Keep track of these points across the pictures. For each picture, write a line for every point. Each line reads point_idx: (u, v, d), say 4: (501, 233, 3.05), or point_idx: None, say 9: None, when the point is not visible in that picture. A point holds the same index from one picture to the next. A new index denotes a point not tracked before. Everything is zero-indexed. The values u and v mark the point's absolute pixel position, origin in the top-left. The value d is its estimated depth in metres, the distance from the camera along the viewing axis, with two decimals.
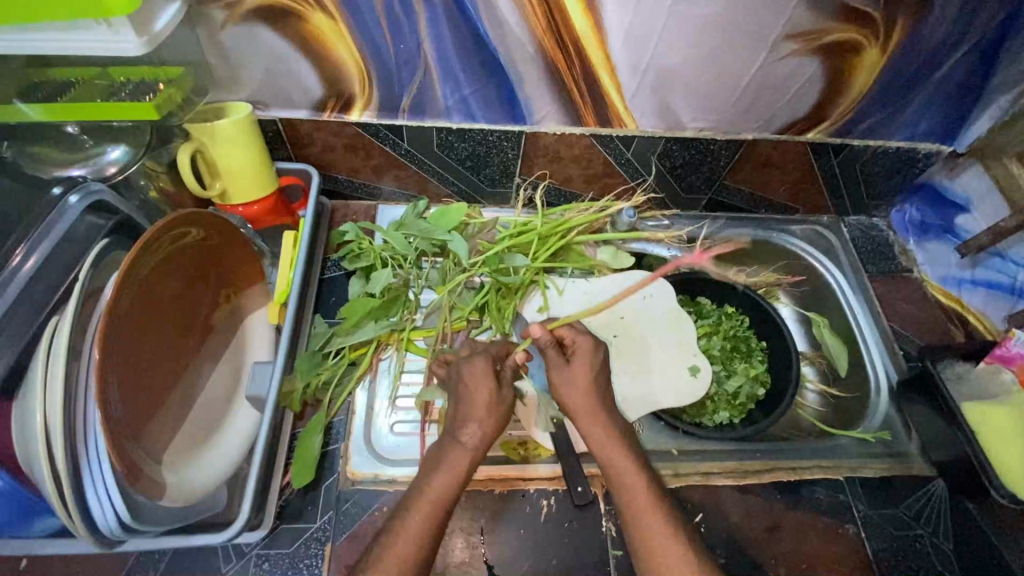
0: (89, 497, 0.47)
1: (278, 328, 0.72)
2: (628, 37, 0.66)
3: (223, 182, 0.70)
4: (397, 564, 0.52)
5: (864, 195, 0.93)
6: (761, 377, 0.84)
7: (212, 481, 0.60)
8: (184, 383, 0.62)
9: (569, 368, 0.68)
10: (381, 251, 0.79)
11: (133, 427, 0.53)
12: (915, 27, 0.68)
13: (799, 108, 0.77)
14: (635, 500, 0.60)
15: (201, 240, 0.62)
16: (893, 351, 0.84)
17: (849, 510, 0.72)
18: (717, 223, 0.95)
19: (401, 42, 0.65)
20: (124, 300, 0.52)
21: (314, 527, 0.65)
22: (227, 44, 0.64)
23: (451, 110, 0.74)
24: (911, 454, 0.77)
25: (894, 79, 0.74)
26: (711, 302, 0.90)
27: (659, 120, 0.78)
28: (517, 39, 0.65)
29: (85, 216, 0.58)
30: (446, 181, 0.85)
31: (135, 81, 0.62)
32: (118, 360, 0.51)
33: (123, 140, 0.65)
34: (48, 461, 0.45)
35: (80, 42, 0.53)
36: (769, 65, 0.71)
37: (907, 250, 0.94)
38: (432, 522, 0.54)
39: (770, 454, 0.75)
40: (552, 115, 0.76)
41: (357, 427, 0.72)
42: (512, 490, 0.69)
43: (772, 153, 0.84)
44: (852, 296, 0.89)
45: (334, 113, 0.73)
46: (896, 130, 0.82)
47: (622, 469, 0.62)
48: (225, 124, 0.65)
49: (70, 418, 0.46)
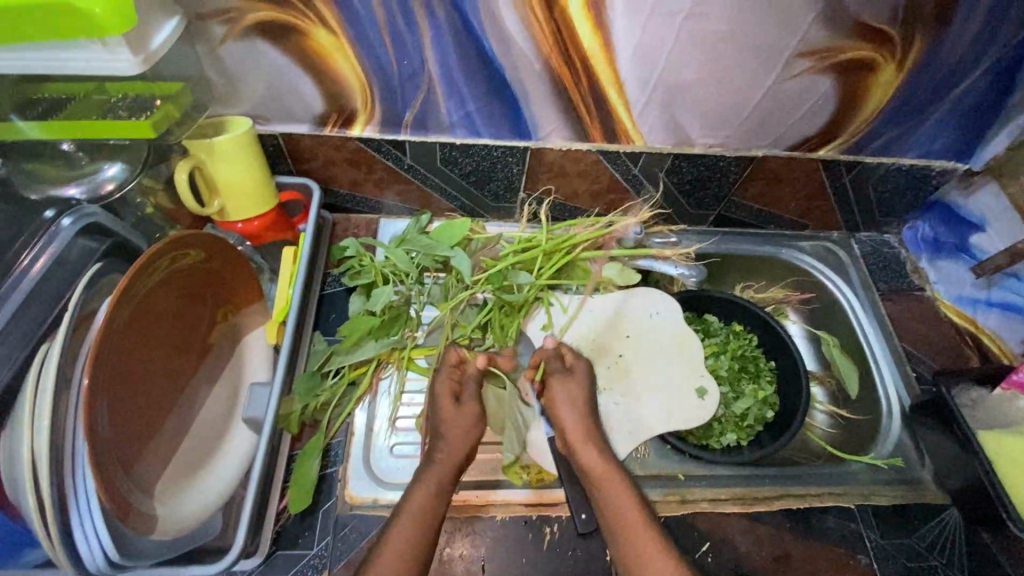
0: (75, 535, 0.45)
1: (275, 348, 0.70)
2: (638, 54, 0.65)
3: (222, 199, 0.68)
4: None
5: (875, 212, 0.91)
6: (770, 399, 0.83)
7: (205, 510, 0.58)
8: (179, 406, 0.60)
9: (556, 388, 0.72)
10: (382, 267, 0.78)
11: (124, 456, 0.51)
12: (932, 44, 0.66)
13: (811, 125, 0.76)
14: (631, 525, 0.62)
15: (200, 260, 0.60)
16: (906, 373, 0.82)
17: (862, 539, 0.70)
18: (725, 238, 0.92)
19: (404, 58, 0.64)
20: (118, 323, 0.50)
21: (311, 554, 0.63)
22: (228, 59, 0.63)
23: (455, 126, 0.72)
24: (924, 480, 0.75)
25: (910, 96, 0.72)
26: (718, 319, 0.88)
27: (667, 136, 0.76)
28: (523, 55, 0.64)
29: (77, 239, 0.57)
30: (449, 195, 0.84)
31: (132, 96, 0.60)
32: (109, 386, 0.49)
33: (120, 158, 0.63)
34: (34, 493, 0.43)
35: (75, 58, 0.51)
36: (781, 82, 0.69)
37: (919, 269, 0.91)
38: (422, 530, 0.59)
39: (779, 480, 0.74)
40: (558, 130, 0.74)
41: (356, 449, 0.70)
42: (514, 516, 0.68)
43: (783, 169, 0.82)
44: (864, 315, 0.87)
45: (336, 128, 0.72)
46: (911, 147, 0.80)
47: (604, 483, 0.65)
48: (225, 140, 0.64)
49: (57, 450, 0.44)
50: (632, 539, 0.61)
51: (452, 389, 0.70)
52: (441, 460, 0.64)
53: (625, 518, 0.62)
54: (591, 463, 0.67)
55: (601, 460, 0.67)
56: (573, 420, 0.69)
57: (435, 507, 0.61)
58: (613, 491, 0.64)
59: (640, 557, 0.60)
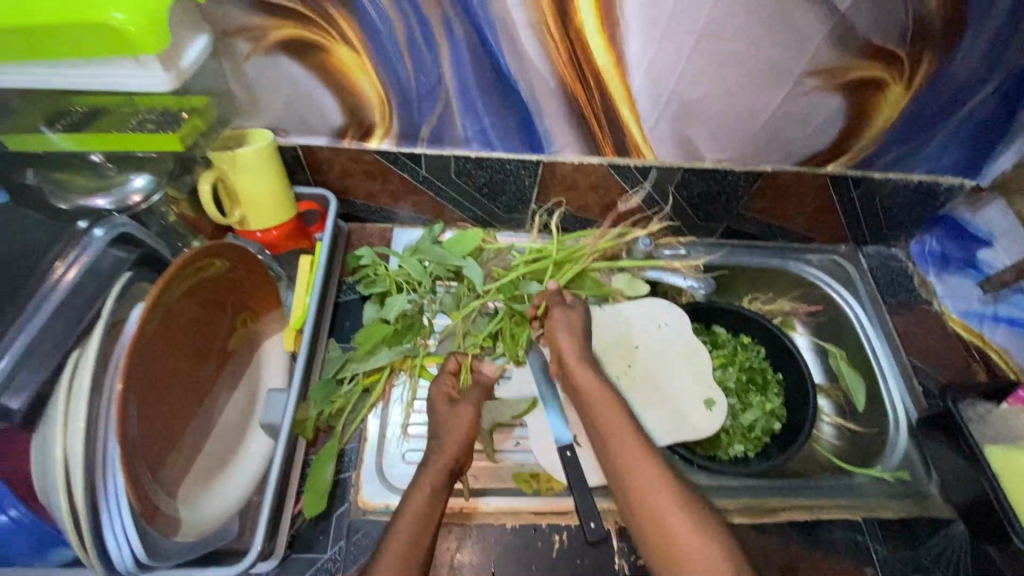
0: (105, 536, 0.47)
1: (292, 355, 0.71)
2: (650, 72, 0.67)
3: (242, 210, 0.70)
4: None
5: (883, 226, 0.92)
6: (777, 411, 0.83)
7: (225, 513, 0.59)
8: (202, 411, 0.62)
9: (555, 323, 0.73)
10: (396, 276, 0.80)
11: (150, 460, 0.53)
12: (940, 65, 0.67)
13: (820, 142, 0.77)
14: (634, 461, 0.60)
15: (224, 270, 0.62)
16: (912, 386, 0.83)
17: (868, 552, 0.70)
18: (734, 250, 0.94)
19: (423, 75, 0.65)
20: (148, 330, 0.52)
21: (324, 558, 0.64)
22: (252, 74, 0.65)
23: (470, 139, 0.74)
24: (931, 494, 0.75)
25: (918, 115, 0.73)
26: (726, 331, 0.89)
27: (677, 151, 0.78)
28: (538, 73, 0.65)
29: (109, 248, 0.59)
30: (462, 206, 0.85)
31: (158, 110, 0.61)
32: (138, 391, 0.51)
33: (146, 169, 0.66)
34: (68, 495, 0.45)
35: (108, 75, 0.53)
36: (791, 99, 0.71)
37: (927, 283, 0.93)
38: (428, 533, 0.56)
39: (785, 492, 0.74)
40: (570, 145, 0.75)
41: (369, 454, 0.72)
42: (524, 524, 0.69)
43: (792, 184, 0.83)
44: (871, 328, 0.88)
45: (354, 141, 0.74)
46: (918, 163, 0.81)
47: (602, 407, 0.65)
48: (246, 152, 0.66)
49: (91, 453, 0.46)
50: (629, 462, 0.60)
51: (447, 394, 0.69)
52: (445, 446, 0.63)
53: (621, 439, 0.62)
54: (589, 390, 0.67)
55: (599, 386, 0.67)
56: (570, 352, 0.70)
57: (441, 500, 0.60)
58: (611, 415, 0.64)
59: (635, 477, 0.59)
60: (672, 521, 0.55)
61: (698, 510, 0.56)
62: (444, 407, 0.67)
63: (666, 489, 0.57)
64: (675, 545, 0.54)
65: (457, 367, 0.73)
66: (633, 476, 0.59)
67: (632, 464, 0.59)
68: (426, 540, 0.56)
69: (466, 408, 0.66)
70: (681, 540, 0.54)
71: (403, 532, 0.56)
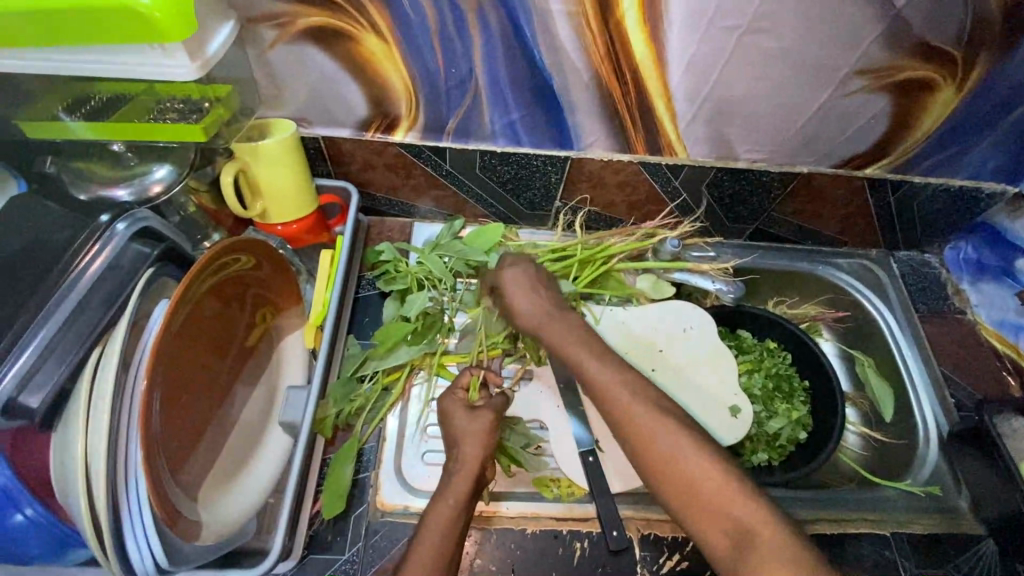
0: (126, 540, 0.45)
1: (312, 352, 0.70)
2: (689, 69, 0.64)
3: (264, 202, 0.69)
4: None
5: (919, 231, 0.88)
6: (804, 420, 0.81)
7: (244, 514, 0.58)
8: (222, 409, 0.61)
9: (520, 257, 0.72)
10: (416, 273, 0.77)
11: (171, 459, 0.52)
12: (995, 67, 0.64)
13: (860, 144, 0.74)
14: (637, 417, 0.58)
15: (246, 265, 0.61)
16: (943, 399, 0.80)
17: (896, 568, 0.68)
18: (761, 253, 0.91)
19: (453, 66, 0.63)
20: (173, 327, 0.51)
21: (342, 559, 0.63)
22: (277, 63, 0.63)
23: (497, 134, 0.72)
24: (961, 509, 0.73)
25: (966, 118, 0.70)
26: (752, 335, 0.87)
27: (711, 150, 0.75)
28: (573, 66, 0.63)
29: (131, 243, 0.57)
30: (485, 203, 0.83)
31: (183, 99, 0.59)
32: (161, 389, 0.50)
33: (168, 159, 0.63)
34: (88, 497, 0.44)
35: (131, 63, 0.52)
36: (834, 100, 0.68)
37: (960, 291, 0.89)
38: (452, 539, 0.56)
39: (810, 503, 0.72)
40: (601, 141, 0.73)
41: (388, 454, 0.70)
42: (545, 529, 0.67)
43: (828, 186, 0.80)
44: (901, 336, 0.85)
45: (378, 133, 0.72)
46: (961, 168, 0.78)
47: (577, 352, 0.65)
48: (270, 143, 0.64)
49: (113, 455, 0.45)
50: (615, 397, 0.60)
51: (464, 403, 0.66)
52: (468, 452, 0.61)
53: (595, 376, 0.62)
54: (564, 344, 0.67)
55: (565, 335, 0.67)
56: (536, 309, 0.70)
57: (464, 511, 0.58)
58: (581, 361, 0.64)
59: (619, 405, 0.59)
60: (658, 438, 0.56)
61: (688, 430, 0.56)
62: (464, 416, 0.64)
63: (653, 406, 0.58)
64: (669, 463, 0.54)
65: (471, 382, 0.69)
66: (617, 404, 0.59)
67: (621, 400, 0.59)
68: (445, 551, 0.55)
69: (488, 415, 0.64)
70: (671, 460, 0.54)
71: (431, 536, 0.55)
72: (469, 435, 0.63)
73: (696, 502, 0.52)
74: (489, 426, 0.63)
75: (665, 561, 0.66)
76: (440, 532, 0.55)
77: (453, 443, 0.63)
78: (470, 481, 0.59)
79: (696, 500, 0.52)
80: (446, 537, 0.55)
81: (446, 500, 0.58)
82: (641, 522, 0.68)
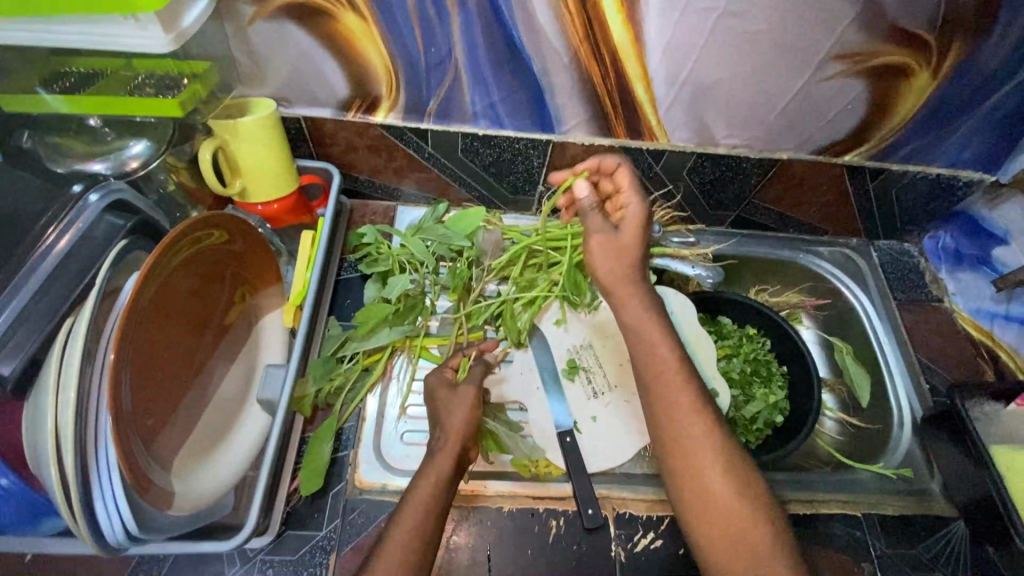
0: (97, 508, 0.46)
1: (292, 331, 0.70)
2: (668, 52, 0.64)
3: (244, 180, 0.69)
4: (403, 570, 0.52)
5: (897, 220, 0.89)
6: (781, 404, 0.82)
7: (221, 487, 0.59)
8: (197, 384, 0.61)
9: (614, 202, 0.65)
10: (398, 256, 0.78)
11: (143, 432, 0.52)
12: (968, 53, 0.65)
13: (838, 130, 0.75)
14: None
15: (221, 241, 0.61)
16: (919, 385, 0.81)
17: (867, 547, 0.69)
18: (741, 240, 0.92)
19: (432, 46, 0.63)
20: (143, 300, 0.51)
21: (320, 535, 0.64)
22: (255, 40, 0.63)
23: (478, 116, 0.72)
24: (933, 492, 0.74)
25: (940, 106, 0.71)
26: (732, 322, 0.87)
27: (692, 135, 0.75)
28: (552, 47, 0.63)
29: (105, 214, 0.58)
30: (468, 186, 0.83)
31: (158, 75, 0.60)
32: (132, 361, 0.50)
33: (145, 135, 0.64)
34: (58, 465, 0.44)
35: (105, 34, 0.52)
36: (811, 85, 0.69)
37: (938, 279, 0.90)
38: (433, 515, 0.56)
39: (786, 485, 0.73)
40: (582, 124, 0.73)
41: (367, 434, 0.71)
42: (522, 507, 0.68)
43: (807, 173, 0.81)
44: (879, 323, 0.86)
45: (359, 113, 0.72)
46: (939, 155, 0.79)
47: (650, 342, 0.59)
48: (248, 121, 0.63)
49: (81, 423, 0.45)
50: None
51: (448, 382, 0.66)
52: (441, 430, 0.61)
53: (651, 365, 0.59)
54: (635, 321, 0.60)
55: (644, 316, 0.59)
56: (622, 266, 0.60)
57: (442, 495, 0.57)
58: (649, 342, 0.59)
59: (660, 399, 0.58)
60: (694, 449, 0.56)
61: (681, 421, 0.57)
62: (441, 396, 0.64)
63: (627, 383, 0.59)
64: (689, 462, 0.56)
65: (459, 363, 0.70)
66: None
67: None
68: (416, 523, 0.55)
69: (471, 393, 0.64)
70: (683, 458, 0.56)
71: (416, 508, 0.56)
72: (453, 415, 0.62)
73: (703, 502, 0.54)
74: (470, 407, 0.63)
75: (640, 539, 0.67)
76: (421, 511, 0.55)
77: (437, 423, 0.63)
78: (455, 460, 0.59)
79: (706, 502, 0.55)
80: (429, 510, 0.56)
81: (427, 479, 0.58)
82: (617, 501, 0.69)
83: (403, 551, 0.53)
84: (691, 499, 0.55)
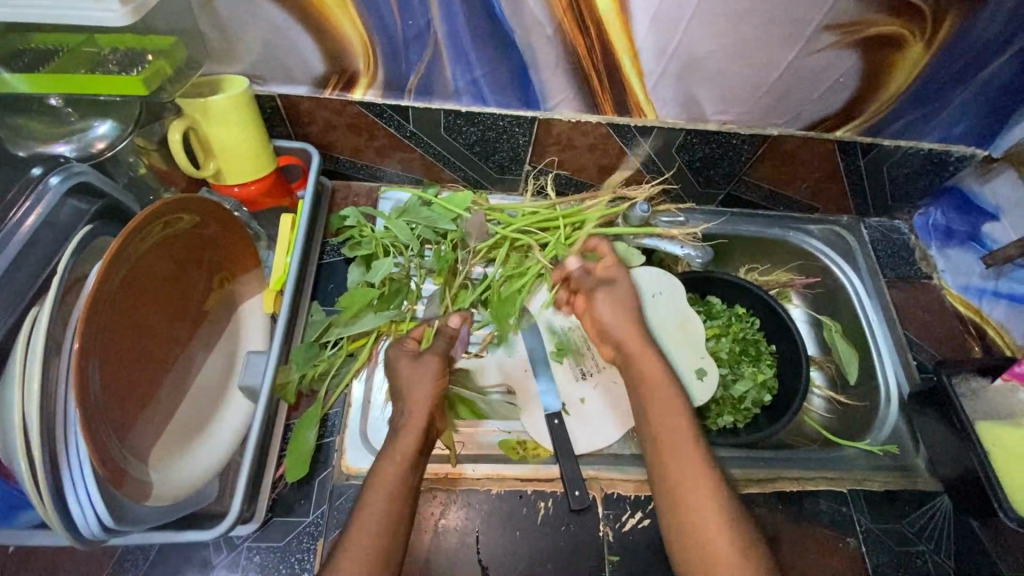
0: (70, 501, 0.45)
1: (273, 317, 0.69)
2: (655, 23, 0.62)
3: (218, 162, 0.66)
4: (368, 556, 0.51)
5: (889, 197, 0.88)
6: (769, 382, 0.82)
7: (202, 477, 0.58)
8: (176, 372, 0.60)
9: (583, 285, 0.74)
10: (382, 238, 0.76)
11: (117, 423, 0.51)
12: (963, 24, 0.63)
13: (830, 104, 0.73)
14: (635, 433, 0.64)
15: (193, 225, 0.59)
16: (907, 361, 0.81)
17: (851, 522, 0.70)
18: (731, 218, 0.91)
19: (410, 18, 0.60)
20: (110, 287, 0.49)
21: (307, 521, 0.63)
22: (223, 13, 0.60)
23: (461, 92, 0.70)
24: (918, 467, 0.75)
25: (934, 78, 0.70)
26: (720, 301, 0.87)
27: (681, 110, 0.74)
28: (535, 19, 0.61)
29: (67, 198, 0.57)
30: (453, 166, 0.81)
31: (121, 50, 0.59)
32: (102, 352, 0.49)
33: (110, 115, 0.61)
34: (26, 458, 0.43)
35: (62, 7, 0.49)
36: (803, 57, 0.67)
37: (927, 257, 0.90)
38: (395, 503, 0.54)
39: (772, 463, 0.74)
40: (568, 100, 0.71)
41: (353, 420, 0.70)
42: (509, 490, 0.68)
43: (798, 149, 0.80)
44: (868, 301, 0.86)
45: (336, 91, 0.69)
46: (931, 130, 0.77)
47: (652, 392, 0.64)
48: (219, 100, 0.61)
49: (48, 415, 0.44)
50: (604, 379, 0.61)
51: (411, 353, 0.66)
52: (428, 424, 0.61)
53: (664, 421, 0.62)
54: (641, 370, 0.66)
55: (653, 362, 0.67)
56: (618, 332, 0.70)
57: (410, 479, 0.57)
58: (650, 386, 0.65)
59: (656, 431, 0.62)
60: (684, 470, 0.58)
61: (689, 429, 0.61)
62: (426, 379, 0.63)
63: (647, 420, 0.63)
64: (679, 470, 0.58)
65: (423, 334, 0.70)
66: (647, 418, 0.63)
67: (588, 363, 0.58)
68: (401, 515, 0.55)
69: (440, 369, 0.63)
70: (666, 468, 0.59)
71: (388, 487, 0.55)
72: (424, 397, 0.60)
73: (682, 497, 0.57)
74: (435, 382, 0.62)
75: (628, 519, 0.67)
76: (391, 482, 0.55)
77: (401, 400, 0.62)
78: (416, 441, 0.58)
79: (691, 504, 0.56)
80: (400, 485, 0.55)
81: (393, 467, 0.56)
82: (605, 482, 0.69)
83: (375, 535, 0.52)
84: (674, 498, 0.58)
